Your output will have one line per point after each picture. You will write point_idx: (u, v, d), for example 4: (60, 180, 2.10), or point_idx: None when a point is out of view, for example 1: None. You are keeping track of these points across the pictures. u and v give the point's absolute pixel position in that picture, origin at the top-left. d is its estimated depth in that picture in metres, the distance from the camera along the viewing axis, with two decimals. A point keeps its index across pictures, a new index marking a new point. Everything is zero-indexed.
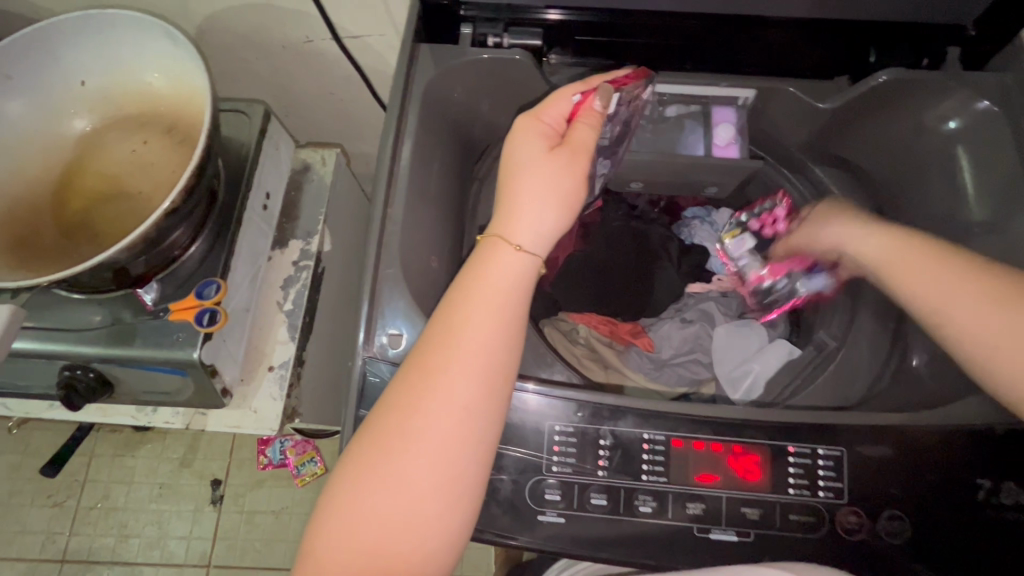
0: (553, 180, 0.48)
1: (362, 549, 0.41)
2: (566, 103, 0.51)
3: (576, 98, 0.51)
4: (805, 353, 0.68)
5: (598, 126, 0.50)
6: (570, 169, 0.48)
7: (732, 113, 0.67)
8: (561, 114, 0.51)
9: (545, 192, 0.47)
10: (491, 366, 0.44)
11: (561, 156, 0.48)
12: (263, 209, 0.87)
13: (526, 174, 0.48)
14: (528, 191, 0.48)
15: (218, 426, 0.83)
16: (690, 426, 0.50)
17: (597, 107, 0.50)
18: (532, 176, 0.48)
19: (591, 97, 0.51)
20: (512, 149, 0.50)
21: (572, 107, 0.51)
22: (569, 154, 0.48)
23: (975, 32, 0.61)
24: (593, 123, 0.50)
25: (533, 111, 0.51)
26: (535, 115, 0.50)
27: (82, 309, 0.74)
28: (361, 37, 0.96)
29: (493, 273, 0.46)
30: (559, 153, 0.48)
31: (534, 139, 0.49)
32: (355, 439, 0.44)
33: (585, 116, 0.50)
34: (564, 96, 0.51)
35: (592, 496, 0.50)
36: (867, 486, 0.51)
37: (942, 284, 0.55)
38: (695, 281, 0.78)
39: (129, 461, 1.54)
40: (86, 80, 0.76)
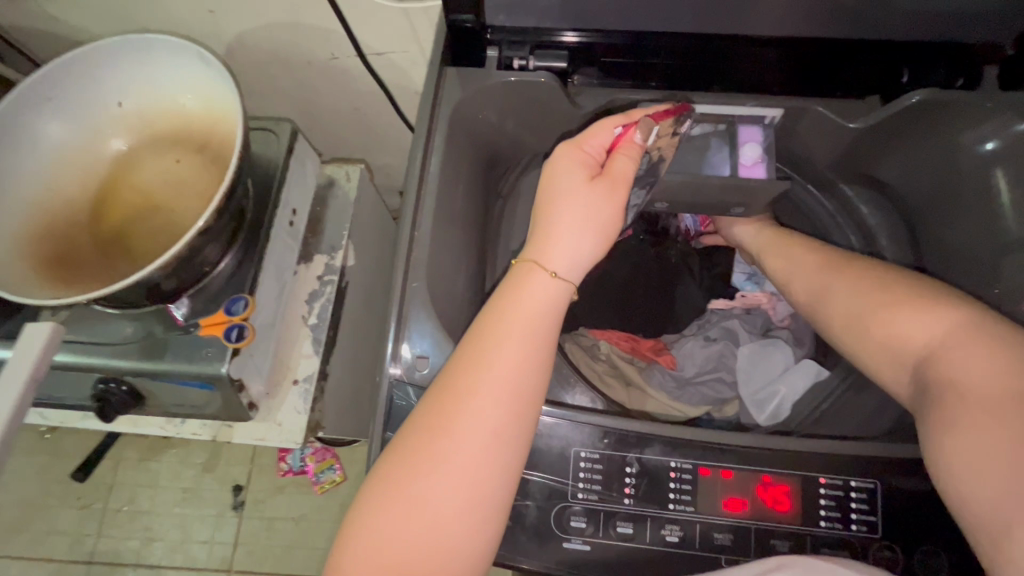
0: (596, 212, 0.48)
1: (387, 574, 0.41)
2: (608, 133, 0.52)
3: (618, 129, 0.52)
4: (832, 376, 0.69)
5: (638, 158, 0.51)
6: (611, 202, 0.49)
7: (758, 132, 0.66)
8: (603, 144, 0.52)
9: (586, 224, 0.48)
10: (521, 392, 0.44)
11: (602, 188, 0.49)
12: (289, 226, 0.89)
13: (569, 205, 0.49)
14: (569, 221, 0.48)
15: (244, 438, 0.84)
16: (717, 454, 0.50)
17: (638, 140, 0.51)
18: (574, 207, 0.49)
19: (633, 129, 0.52)
20: (552, 177, 0.50)
21: (613, 139, 0.52)
22: (610, 188, 0.49)
23: (1014, 50, 0.59)
24: (634, 155, 0.51)
25: (575, 139, 0.52)
26: (577, 143, 0.51)
27: (117, 324, 0.76)
28: (386, 54, 0.97)
29: (523, 299, 0.46)
30: (600, 185, 0.49)
31: (575, 169, 0.50)
32: (382, 458, 0.44)
33: (627, 148, 0.51)
34: (606, 126, 0.52)
35: (617, 524, 0.49)
36: (902, 519, 0.50)
37: (850, 300, 0.58)
38: (718, 298, 0.77)
39: (154, 465, 1.55)
40: (123, 101, 0.78)
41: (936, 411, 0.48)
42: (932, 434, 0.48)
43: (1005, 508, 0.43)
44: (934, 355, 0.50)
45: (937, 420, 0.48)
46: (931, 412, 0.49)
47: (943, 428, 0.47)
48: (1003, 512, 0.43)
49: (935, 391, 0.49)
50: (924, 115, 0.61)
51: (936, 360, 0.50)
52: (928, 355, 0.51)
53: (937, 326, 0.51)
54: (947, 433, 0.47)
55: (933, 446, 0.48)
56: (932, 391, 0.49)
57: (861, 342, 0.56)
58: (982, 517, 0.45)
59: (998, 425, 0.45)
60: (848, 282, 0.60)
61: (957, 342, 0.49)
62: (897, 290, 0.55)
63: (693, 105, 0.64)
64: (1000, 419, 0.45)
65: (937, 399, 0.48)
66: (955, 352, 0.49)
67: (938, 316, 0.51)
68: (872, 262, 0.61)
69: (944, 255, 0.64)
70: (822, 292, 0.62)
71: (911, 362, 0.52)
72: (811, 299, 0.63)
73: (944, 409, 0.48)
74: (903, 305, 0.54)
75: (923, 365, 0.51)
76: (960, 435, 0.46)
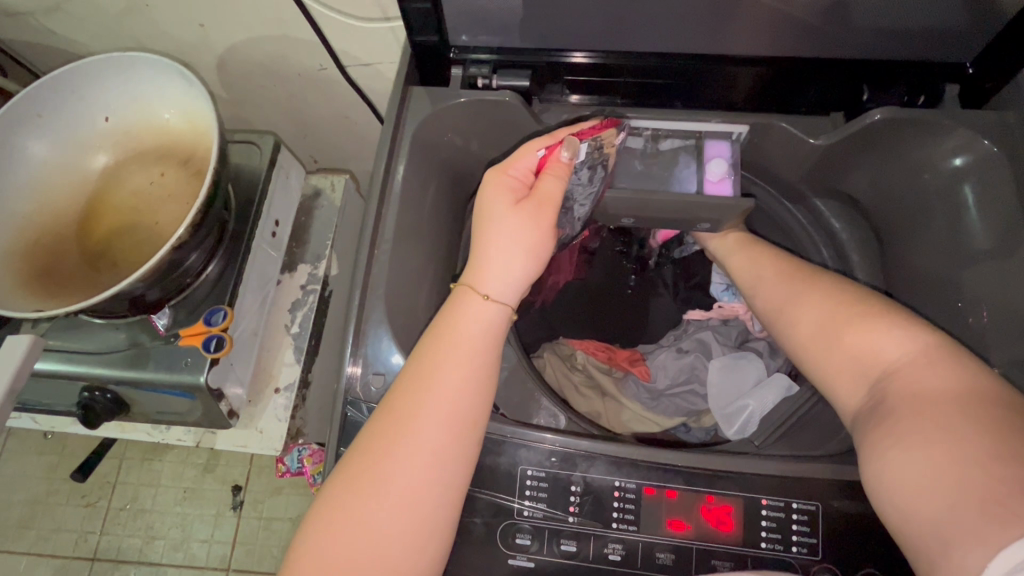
0: (521, 231, 0.53)
1: None
2: (532, 157, 0.56)
3: (541, 152, 0.57)
4: (803, 391, 0.66)
5: (565, 177, 0.55)
6: (536, 221, 0.53)
7: (726, 147, 0.65)
8: (529, 167, 0.57)
9: (515, 245, 0.53)
10: (459, 413, 0.48)
11: (528, 209, 0.53)
12: (272, 236, 0.91)
13: (497, 225, 0.53)
14: (498, 242, 0.53)
15: (225, 444, 0.86)
16: (662, 475, 0.53)
17: (563, 159, 0.55)
18: (500, 227, 0.53)
19: (557, 149, 0.56)
20: (483, 202, 0.55)
21: (538, 161, 0.57)
22: (535, 207, 0.53)
23: (973, 70, 0.60)
24: (562, 174, 0.55)
25: (501, 165, 0.57)
26: (502, 169, 0.56)
27: (102, 333, 0.78)
28: (373, 65, 0.93)
29: (462, 323, 0.51)
30: (526, 206, 0.53)
31: (503, 192, 0.55)
32: (330, 485, 0.47)
33: (554, 168, 0.55)
34: (530, 150, 0.57)
35: (562, 541, 0.52)
36: (843, 543, 0.51)
37: (813, 315, 0.56)
38: (695, 308, 0.76)
39: (157, 465, 1.44)
40: (110, 117, 0.81)
41: (884, 423, 0.47)
42: (877, 444, 0.47)
43: (943, 522, 0.41)
44: (895, 372, 0.49)
45: (885, 430, 0.47)
46: (880, 423, 0.47)
47: (890, 440, 0.46)
48: (943, 528, 0.42)
49: (887, 404, 0.48)
50: (893, 131, 0.60)
51: (895, 375, 0.49)
52: (889, 371, 0.49)
53: (904, 344, 0.50)
54: (892, 444, 0.46)
55: (874, 455, 0.47)
56: (885, 404, 0.48)
57: (819, 354, 0.54)
58: (924, 535, 0.43)
59: (949, 440, 0.43)
60: (812, 295, 0.57)
61: (923, 361, 0.48)
62: (862, 305, 0.54)
63: (631, 121, 0.65)
64: (949, 434, 0.43)
65: (887, 412, 0.47)
66: (921, 369, 0.48)
67: (901, 334, 0.50)
68: (833, 276, 0.59)
69: (912, 269, 0.63)
70: (785, 301, 0.60)
71: (869, 375, 0.51)
72: (773, 309, 0.61)
73: (896, 421, 0.46)
74: (862, 320, 0.52)
75: (881, 380, 0.50)
76: (905, 446, 0.45)
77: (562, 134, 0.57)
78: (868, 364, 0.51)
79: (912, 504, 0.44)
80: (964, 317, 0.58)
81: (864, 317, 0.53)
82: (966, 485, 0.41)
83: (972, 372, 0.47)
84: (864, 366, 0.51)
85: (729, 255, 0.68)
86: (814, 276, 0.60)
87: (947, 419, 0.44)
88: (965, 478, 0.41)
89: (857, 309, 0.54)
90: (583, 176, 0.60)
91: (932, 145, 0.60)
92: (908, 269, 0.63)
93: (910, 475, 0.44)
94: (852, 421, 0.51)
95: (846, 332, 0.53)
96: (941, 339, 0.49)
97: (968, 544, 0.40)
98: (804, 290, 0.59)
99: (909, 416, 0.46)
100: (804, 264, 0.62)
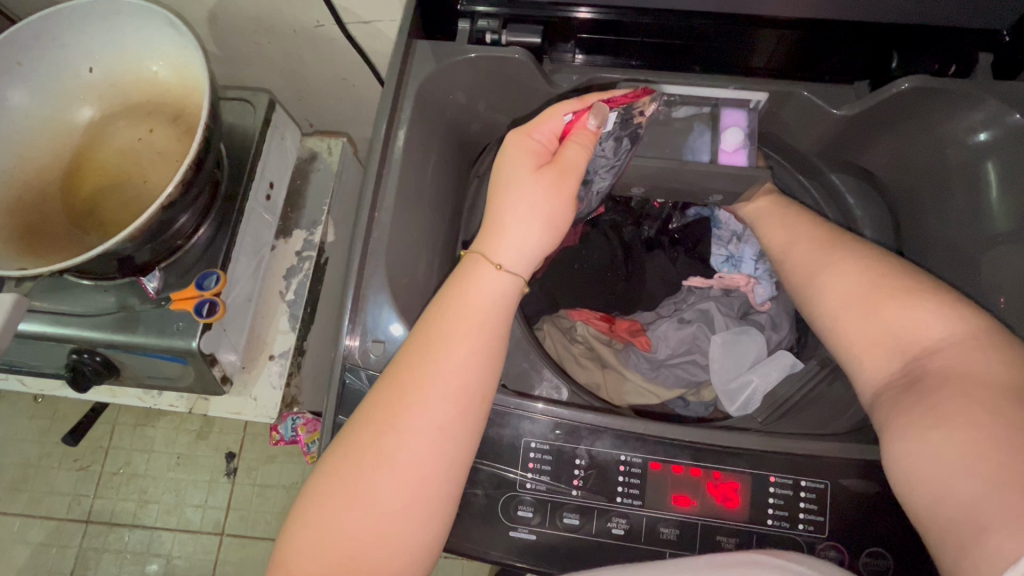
0: (540, 200, 0.50)
1: (329, 568, 0.42)
2: (558, 121, 0.53)
3: (569, 117, 0.54)
4: (809, 366, 0.66)
5: (590, 146, 0.52)
6: (557, 191, 0.51)
7: (742, 116, 0.64)
8: (554, 131, 0.54)
9: (533, 214, 0.50)
10: (465, 386, 0.46)
11: (549, 176, 0.50)
12: (266, 199, 0.88)
13: (517, 191, 0.50)
14: (515, 208, 0.50)
15: (219, 411, 0.85)
16: (669, 450, 0.52)
17: (591, 127, 0.53)
18: (521, 193, 0.50)
19: (585, 115, 0.53)
20: (504, 164, 0.52)
21: (565, 126, 0.54)
22: (558, 174, 0.51)
23: (1009, 37, 0.57)
24: (587, 143, 0.52)
25: (525, 127, 0.54)
26: (527, 132, 0.53)
27: (89, 295, 0.76)
28: (373, 23, 0.89)
29: (475, 294, 0.48)
30: (548, 173, 0.50)
31: (525, 156, 0.52)
32: (329, 456, 0.46)
33: (579, 136, 0.52)
34: (557, 114, 0.54)
35: (564, 514, 0.52)
36: (848, 523, 0.51)
37: (845, 286, 0.54)
38: (697, 274, 0.72)
39: (150, 431, 1.43)
40: (95, 67, 0.77)
41: (924, 402, 0.46)
42: (911, 423, 0.46)
43: (978, 507, 0.41)
44: (935, 352, 0.48)
45: (923, 407, 0.46)
46: (916, 399, 0.47)
47: (928, 420, 0.45)
48: (971, 514, 0.41)
49: (926, 382, 0.47)
50: (916, 105, 0.58)
51: (934, 356, 0.48)
52: (930, 350, 0.48)
53: (950, 324, 0.48)
54: (932, 423, 0.45)
55: (908, 432, 0.46)
56: (923, 382, 0.47)
57: (847, 330, 0.53)
58: (951, 520, 0.43)
59: (990, 425, 0.43)
60: (847, 267, 0.56)
61: (969, 343, 0.47)
62: (907, 281, 0.52)
63: (659, 87, 0.62)
64: (993, 417, 0.43)
65: (924, 391, 0.47)
66: (967, 352, 0.47)
67: (948, 315, 0.49)
68: (850, 251, 0.57)
69: (932, 247, 0.61)
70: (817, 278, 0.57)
71: (906, 353, 0.49)
72: (804, 271, 0.59)
73: (937, 400, 0.45)
74: (903, 295, 0.51)
75: (919, 358, 0.49)
76: (942, 427, 0.44)
77: (592, 99, 0.55)
78: (907, 342, 0.50)
79: (942, 484, 0.43)
80: (980, 298, 0.56)
81: (900, 292, 0.51)
82: (1009, 471, 0.41)
83: (988, 352, 0.46)
84: (901, 344, 0.50)
85: (761, 224, 0.65)
86: (857, 246, 0.57)
87: (993, 406, 0.43)
88: (1005, 462, 0.41)
89: (893, 283, 0.52)
90: (607, 150, 0.57)
91: (956, 119, 0.58)
92: (927, 247, 0.62)
93: (943, 455, 0.43)
94: (874, 396, 0.51)
95: (879, 307, 0.52)
96: (974, 323, 0.48)
97: (997, 532, 0.39)
98: (846, 258, 0.56)
99: (952, 398, 0.45)
100: (843, 235, 0.60)
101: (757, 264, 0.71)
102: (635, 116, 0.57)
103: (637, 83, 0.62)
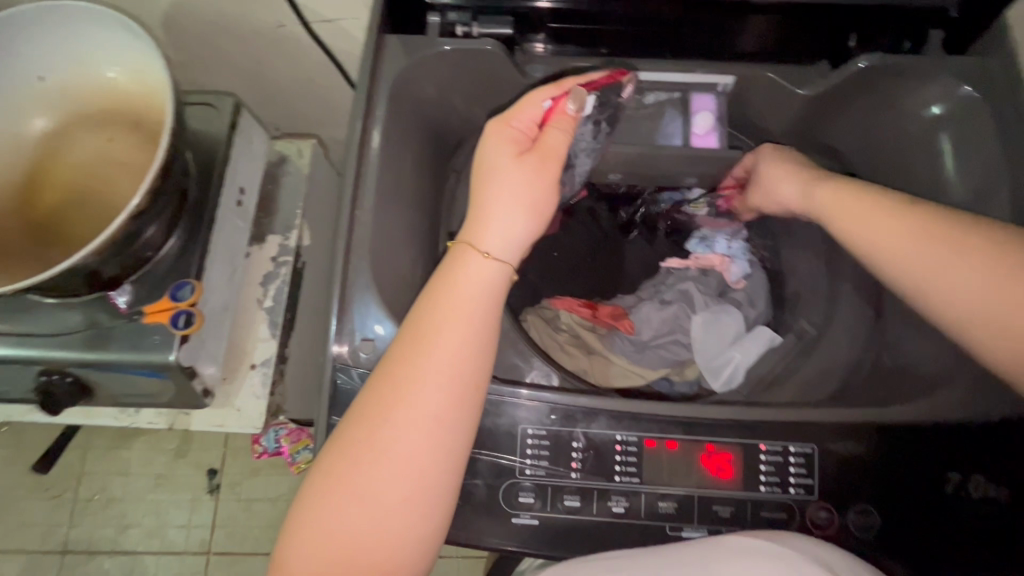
0: (523, 185, 0.51)
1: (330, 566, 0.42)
2: (536, 108, 0.53)
3: (546, 103, 0.53)
4: (786, 340, 0.67)
5: (570, 130, 0.53)
6: (539, 176, 0.51)
7: (712, 100, 0.65)
8: (533, 118, 0.53)
9: (516, 201, 0.50)
10: (458, 376, 0.46)
11: (531, 162, 0.51)
12: (237, 205, 0.86)
13: (499, 179, 0.51)
14: (499, 195, 0.50)
15: (203, 424, 0.82)
16: (662, 426, 0.53)
17: (569, 111, 0.53)
18: (504, 180, 0.51)
19: (563, 100, 0.53)
20: (485, 154, 0.52)
21: (543, 112, 0.53)
22: (538, 160, 0.51)
23: (957, 14, 0.60)
24: (566, 127, 0.53)
25: (503, 115, 0.53)
26: (504, 120, 0.53)
27: (56, 314, 0.73)
28: (336, 22, 0.87)
29: (463, 285, 0.48)
30: (529, 158, 0.51)
31: (503, 144, 0.52)
32: (324, 455, 0.45)
33: (559, 121, 0.53)
34: (534, 99, 0.53)
35: (565, 497, 0.52)
36: (835, 481, 0.53)
37: (937, 250, 0.51)
38: (675, 256, 0.76)
39: (124, 454, 1.38)
40: (45, 75, 0.73)
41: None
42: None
43: None
44: None
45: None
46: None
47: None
48: None
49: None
50: (872, 83, 0.61)
51: None
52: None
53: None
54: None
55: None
56: None
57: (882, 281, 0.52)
58: None
59: None
60: (937, 227, 0.51)
61: None
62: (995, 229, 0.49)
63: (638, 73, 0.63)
64: None
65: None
66: None
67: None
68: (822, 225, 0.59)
69: None
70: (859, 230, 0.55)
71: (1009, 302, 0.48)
72: (879, 235, 0.54)
73: None
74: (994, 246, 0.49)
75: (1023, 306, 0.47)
76: None
77: (568, 83, 0.55)
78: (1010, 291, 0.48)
79: None
80: None
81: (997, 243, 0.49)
82: None
83: None
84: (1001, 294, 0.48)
85: (817, 188, 0.59)
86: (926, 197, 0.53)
87: None
88: None
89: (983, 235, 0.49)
90: (587, 133, 0.60)
91: (911, 95, 0.61)
92: None
93: None
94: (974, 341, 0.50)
95: (978, 264, 0.49)
96: None
97: None
98: (929, 213, 0.52)
99: None
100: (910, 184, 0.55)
101: (730, 242, 0.73)
102: (614, 97, 0.59)
103: (613, 65, 0.62)
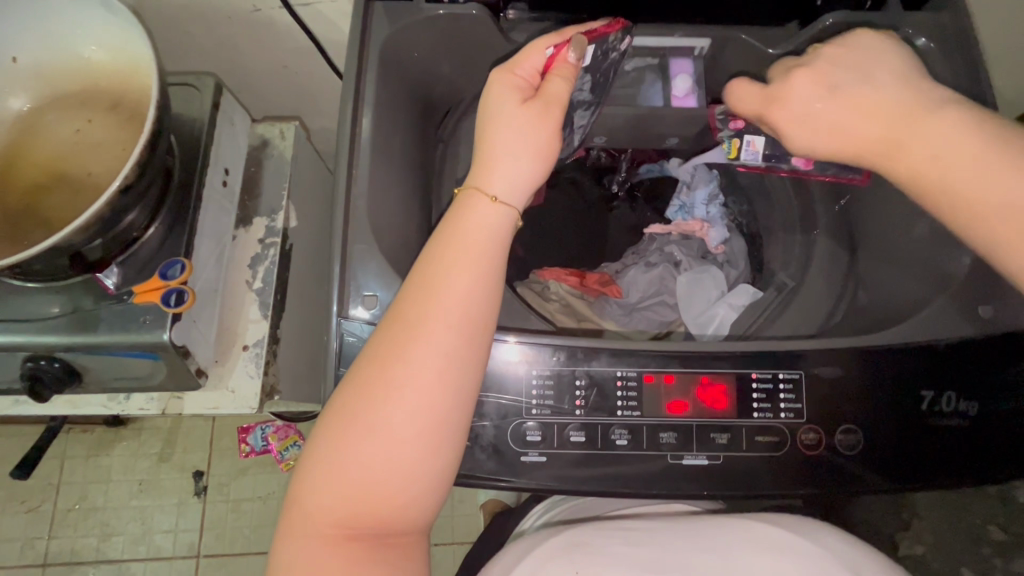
0: (528, 130, 0.52)
1: (350, 490, 0.45)
2: (540, 56, 0.55)
3: (549, 50, 0.55)
4: (766, 295, 0.69)
5: (571, 78, 0.54)
6: (544, 122, 0.52)
7: (689, 63, 0.68)
8: (535, 67, 0.55)
9: (522, 146, 0.52)
10: (468, 314, 0.47)
11: (536, 108, 0.52)
12: (222, 186, 0.85)
13: (505, 124, 0.52)
14: (505, 140, 0.52)
15: (196, 408, 0.82)
16: (660, 361, 0.55)
17: (570, 60, 0.54)
18: (509, 125, 0.52)
19: (565, 48, 0.55)
20: (489, 101, 0.53)
21: (546, 60, 0.55)
22: (542, 106, 0.52)
23: None
24: (567, 75, 0.54)
25: (508, 64, 0.55)
26: (510, 68, 0.54)
27: (40, 299, 0.71)
28: (313, 3, 0.87)
29: (471, 227, 0.50)
30: (534, 105, 0.52)
31: (507, 91, 0.53)
32: (341, 392, 0.47)
33: (561, 69, 0.54)
34: (538, 48, 0.55)
35: (571, 434, 0.54)
36: (822, 406, 0.56)
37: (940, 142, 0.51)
38: (655, 223, 0.77)
39: (104, 461, 1.35)
40: (19, 56, 0.72)
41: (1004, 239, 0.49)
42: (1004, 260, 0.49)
43: None
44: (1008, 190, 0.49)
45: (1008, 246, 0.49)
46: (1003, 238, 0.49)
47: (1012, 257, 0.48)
48: None
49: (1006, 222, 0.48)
50: None
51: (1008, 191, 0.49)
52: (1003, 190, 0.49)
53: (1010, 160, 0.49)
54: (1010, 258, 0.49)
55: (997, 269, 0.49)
56: None
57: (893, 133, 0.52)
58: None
59: None
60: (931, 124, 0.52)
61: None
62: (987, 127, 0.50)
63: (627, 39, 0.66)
64: None
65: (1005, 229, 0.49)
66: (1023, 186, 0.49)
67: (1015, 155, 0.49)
68: None
69: None
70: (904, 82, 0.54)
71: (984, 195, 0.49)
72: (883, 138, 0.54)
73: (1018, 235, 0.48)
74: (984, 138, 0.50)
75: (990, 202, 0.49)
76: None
77: (569, 34, 0.56)
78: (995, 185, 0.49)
79: None
80: None
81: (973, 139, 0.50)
82: None
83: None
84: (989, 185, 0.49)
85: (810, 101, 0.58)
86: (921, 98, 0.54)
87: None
88: None
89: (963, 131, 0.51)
90: (585, 86, 0.59)
91: None
92: None
93: None
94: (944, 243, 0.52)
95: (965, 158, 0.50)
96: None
97: None
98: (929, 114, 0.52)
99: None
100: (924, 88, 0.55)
101: (709, 207, 0.75)
102: (611, 48, 0.58)
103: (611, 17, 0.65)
